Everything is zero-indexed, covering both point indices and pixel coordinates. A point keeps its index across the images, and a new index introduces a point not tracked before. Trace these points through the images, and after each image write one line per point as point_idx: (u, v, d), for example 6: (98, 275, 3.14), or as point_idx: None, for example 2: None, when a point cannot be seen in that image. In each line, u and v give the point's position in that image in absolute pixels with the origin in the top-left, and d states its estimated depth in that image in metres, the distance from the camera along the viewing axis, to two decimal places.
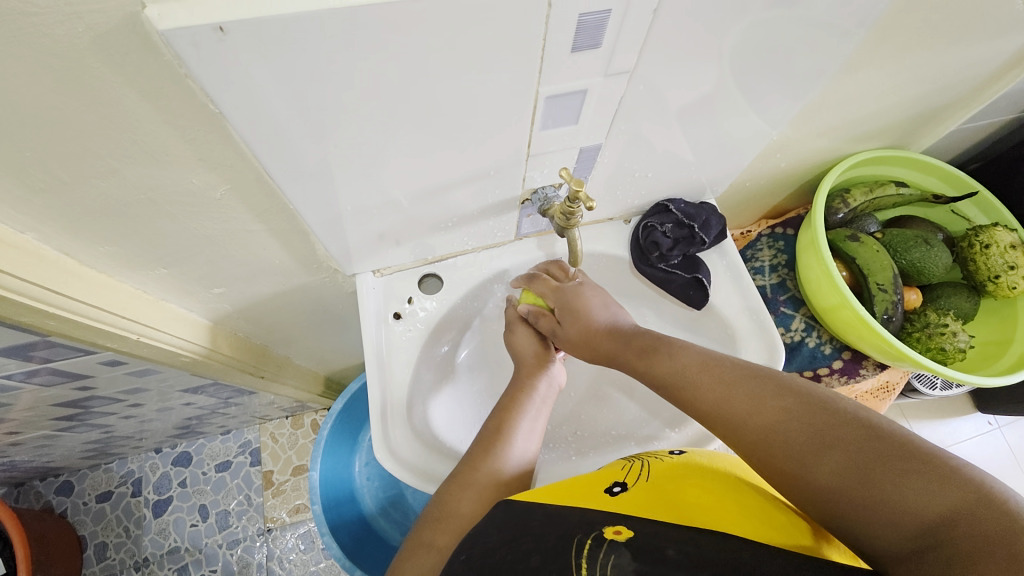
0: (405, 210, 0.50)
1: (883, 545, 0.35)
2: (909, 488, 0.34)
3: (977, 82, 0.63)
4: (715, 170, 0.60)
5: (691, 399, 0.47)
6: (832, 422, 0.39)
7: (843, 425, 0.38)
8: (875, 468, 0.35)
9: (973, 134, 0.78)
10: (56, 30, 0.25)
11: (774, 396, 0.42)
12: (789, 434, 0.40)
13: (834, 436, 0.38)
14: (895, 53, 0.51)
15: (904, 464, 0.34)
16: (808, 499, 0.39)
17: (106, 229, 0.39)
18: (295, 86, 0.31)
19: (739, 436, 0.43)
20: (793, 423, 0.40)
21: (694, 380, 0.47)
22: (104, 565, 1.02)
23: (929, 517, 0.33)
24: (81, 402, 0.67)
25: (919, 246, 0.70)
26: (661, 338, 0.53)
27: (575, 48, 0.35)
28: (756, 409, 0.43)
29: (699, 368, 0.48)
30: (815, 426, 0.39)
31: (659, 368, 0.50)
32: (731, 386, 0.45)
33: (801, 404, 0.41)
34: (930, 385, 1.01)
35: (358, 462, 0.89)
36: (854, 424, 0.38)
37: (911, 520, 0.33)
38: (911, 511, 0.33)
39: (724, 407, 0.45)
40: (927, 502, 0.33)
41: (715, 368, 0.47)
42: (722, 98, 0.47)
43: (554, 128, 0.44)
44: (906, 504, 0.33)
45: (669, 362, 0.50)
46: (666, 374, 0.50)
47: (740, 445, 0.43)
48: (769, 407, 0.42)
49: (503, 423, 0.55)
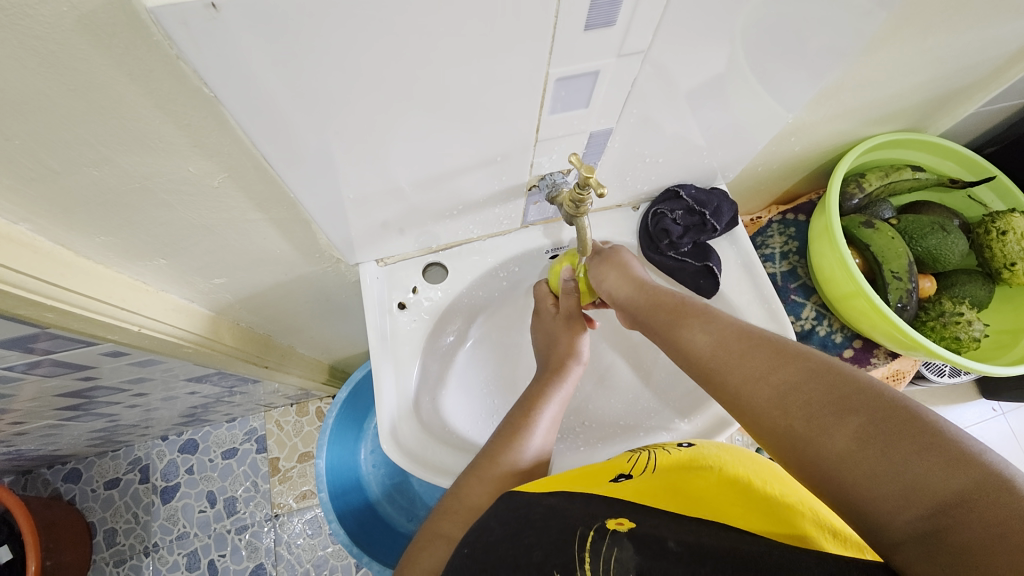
0: (408, 197, 0.48)
1: (889, 525, 0.32)
2: (928, 465, 0.31)
3: (999, 62, 0.61)
4: (727, 154, 0.58)
5: (707, 357, 0.45)
6: (854, 389, 0.36)
7: (865, 393, 0.35)
8: (894, 441, 0.33)
9: (990, 117, 0.76)
10: (40, 9, 0.24)
11: (792, 361, 0.40)
12: (807, 397, 0.37)
13: (852, 406, 0.35)
14: (920, 31, 0.49)
15: (924, 441, 0.32)
16: (814, 470, 0.36)
17: (101, 219, 0.38)
18: (292, 68, 0.30)
19: (751, 400, 0.40)
20: (810, 389, 0.37)
21: (713, 338, 0.45)
22: (113, 551, 1.03)
23: (946, 497, 0.30)
24: (85, 392, 0.67)
25: (935, 232, 0.69)
26: (677, 302, 0.52)
27: (588, 26, 0.34)
28: (775, 370, 0.40)
29: (714, 330, 0.46)
30: (831, 394, 0.36)
31: (675, 328, 0.49)
32: (749, 349, 0.42)
33: (821, 369, 0.38)
34: (938, 372, 1.00)
35: (364, 449, 0.88)
36: (875, 396, 0.35)
37: (925, 499, 0.31)
38: (926, 492, 0.31)
39: (739, 365, 0.42)
40: (945, 483, 0.30)
41: (732, 331, 0.45)
42: (737, 80, 0.46)
43: (564, 112, 0.42)
44: (920, 483, 0.31)
45: (685, 323, 0.48)
46: (677, 336, 0.48)
47: (749, 409, 0.41)
48: (785, 368, 0.39)
49: (523, 417, 0.54)
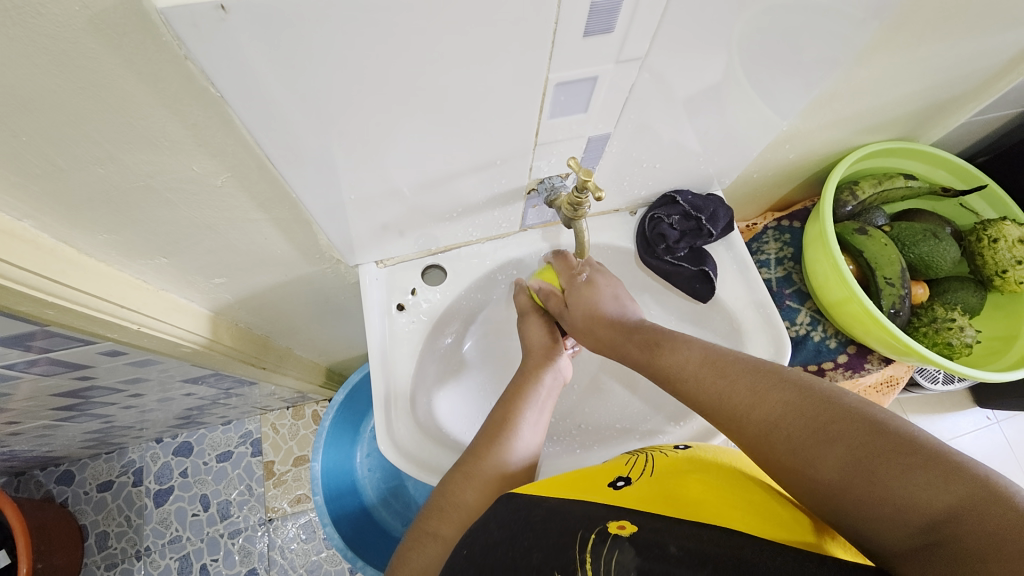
0: (408, 199, 0.49)
1: (888, 542, 0.33)
2: (914, 483, 0.32)
3: (989, 73, 0.63)
4: (723, 161, 0.59)
5: (693, 394, 0.47)
6: (836, 416, 0.37)
7: (847, 419, 0.37)
8: (879, 463, 0.34)
9: (982, 127, 0.77)
10: (52, 8, 0.24)
11: (776, 389, 0.42)
12: (792, 429, 0.39)
13: (836, 432, 0.37)
14: (911, 42, 0.50)
15: (909, 459, 0.33)
16: (811, 494, 0.37)
17: (104, 216, 0.39)
18: (296, 69, 0.30)
19: (743, 430, 0.42)
20: (796, 417, 0.39)
21: (696, 374, 0.47)
22: (105, 554, 1.03)
23: (935, 514, 0.31)
24: (81, 392, 0.67)
25: (928, 239, 0.70)
26: (662, 332, 0.54)
27: (587, 33, 0.34)
28: (757, 404, 0.42)
29: (699, 361, 0.48)
30: (815, 421, 0.38)
31: (659, 359, 0.51)
32: (733, 378, 0.45)
33: (803, 397, 0.40)
34: (932, 379, 1.01)
35: (360, 452, 0.88)
36: (858, 420, 0.36)
37: (916, 517, 0.32)
38: (915, 509, 0.32)
39: (724, 401, 0.44)
40: (933, 499, 0.31)
41: (716, 362, 0.47)
42: (733, 88, 0.46)
43: (563, 117, 0.43)
44: (909, 501, 0.32)
45: (669, 354, 0.51)
46: (666, 367, 0.50)
47: (743, 440, 0.43)
48: (769, 398, 0.41)
49: (507, 414, 0.55)
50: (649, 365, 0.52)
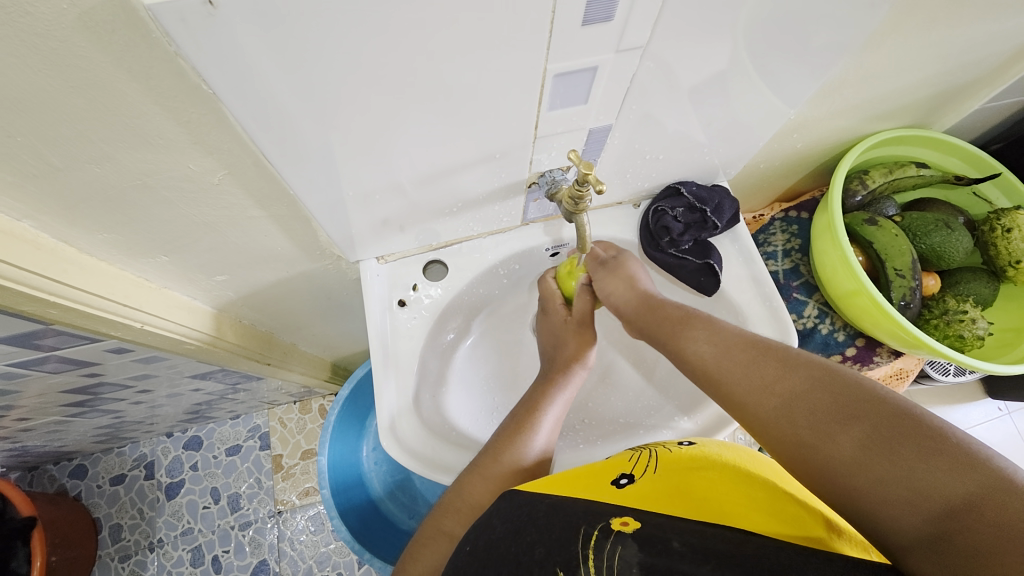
0: (410, 194, 0.48)
1: (899, 530, 0.33)
2: (934, 470, 0.31)
3: (1005, 58, 0.61)
4: (729, 152, 0.58)
5: (711, 368, 0.45)
6: (856, 399, 0.37)
7: (870, 401, 0.36)
8: (898, 447, 0.33)
9: (997, 113, 0.75)
10: (40, 7, 0.24)
11: (796, 369, 0.41)
12: (812, 406, 0.38)
13: (857, 413, 0.36)
14: (925, 25, 0.48)
15: (931, 446, 0.32)
16: (822, 477, 0.37)
17: (103, 215, 0.38)
18: (289, 64, 0.30)
19: (757, 408, 0.41)
20: (815, 396, 0.38)
21: (715, 349, 0.46)
22: (119, 546, 1.04)
23: (952, 503, 0.30)
24: (91, 389, 0.68)
25: (940, 230, 0.68)
26: (687, 310, 0.51)
27: (585, 21, 0.34)
28: (776, 380, 0.41)
29: (721, 336, 0.47)
30: (836, 401, 0.37)
31: (674, 337, 0.49)
32: (754, 356, 0.43)
33: (824, 378, 0.39)
34: (943, 371, 0.99)
35: (366, 446, 0.89)
36: (880, 403, 0.36)
37: (933, 504, 0.31)
38: (934, 496, 0.31)
39: (741, 377, 0.43)
40: (952, 486, 0.31)
41: (738, 338, 0.46)
42: (740, 76, 0.45)
43: (563, 109, 0.42)
44: (927, 488, 0.31)
45: (687, 331, 0.49)
46: (682, 341, 0.48)
47: (756, 419, 0.42)
48: (790, 379, 0.40)
49: (527, 416, 0.54)
50: (666, 341, 0.50)
